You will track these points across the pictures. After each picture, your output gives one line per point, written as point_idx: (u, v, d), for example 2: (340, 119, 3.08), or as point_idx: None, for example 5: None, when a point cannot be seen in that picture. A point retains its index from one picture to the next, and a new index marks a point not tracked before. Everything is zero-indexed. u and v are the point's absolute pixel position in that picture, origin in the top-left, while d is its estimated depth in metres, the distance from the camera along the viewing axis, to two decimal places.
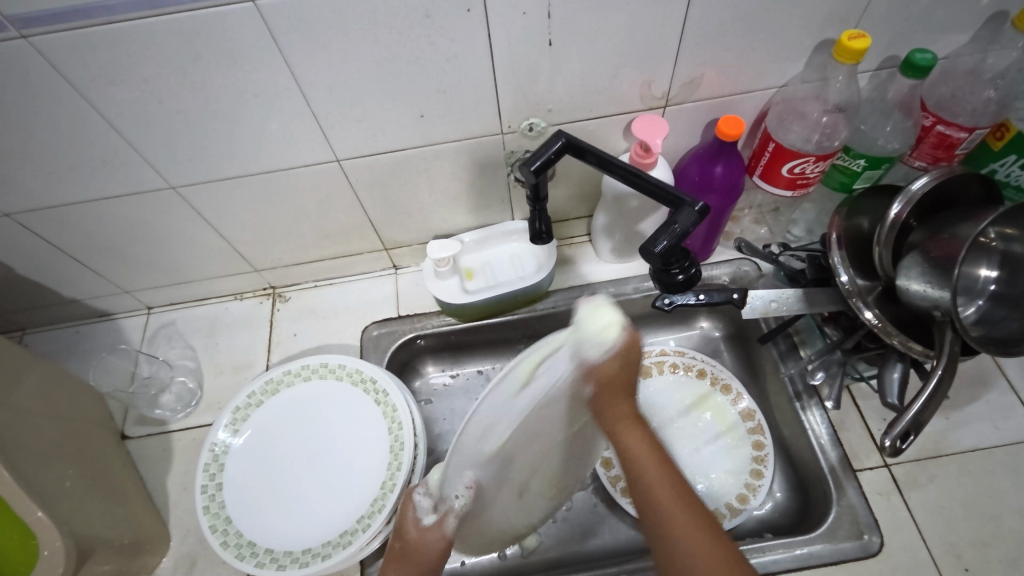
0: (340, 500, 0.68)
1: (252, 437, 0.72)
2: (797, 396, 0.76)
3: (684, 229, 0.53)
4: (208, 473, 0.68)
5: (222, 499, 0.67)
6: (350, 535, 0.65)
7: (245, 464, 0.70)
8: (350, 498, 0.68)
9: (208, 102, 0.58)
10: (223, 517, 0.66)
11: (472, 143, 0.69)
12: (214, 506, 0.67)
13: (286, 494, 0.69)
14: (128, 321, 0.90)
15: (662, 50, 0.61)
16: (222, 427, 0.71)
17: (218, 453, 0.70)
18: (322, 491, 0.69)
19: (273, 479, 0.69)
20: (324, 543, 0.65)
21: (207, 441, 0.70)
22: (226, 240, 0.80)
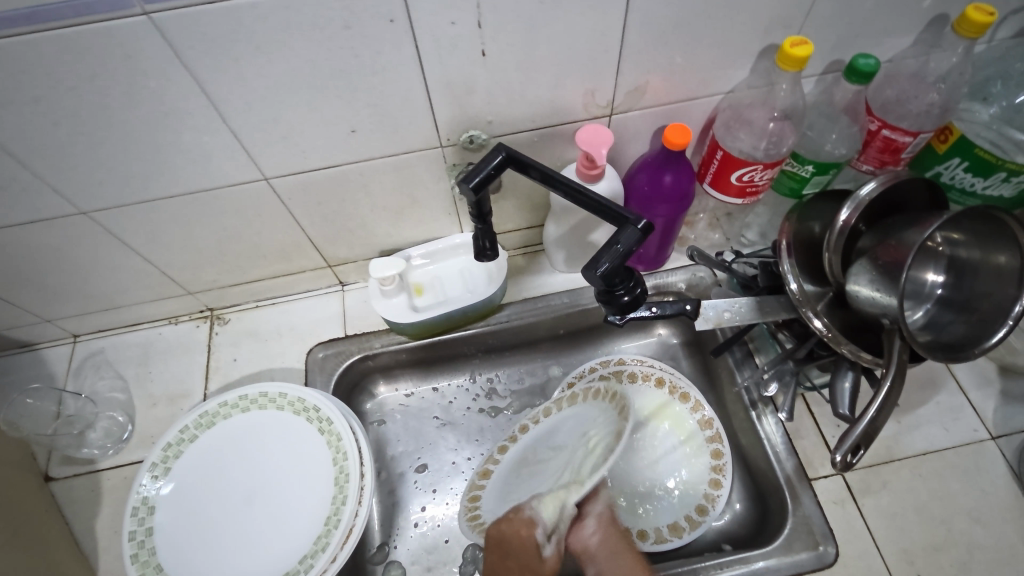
0: (282, 540, 0.64)
1: (183, 477, 0.67)
2: (753, 405, 0.75)
3: (625, 249, 0.50)
4: (137, 517, 0.64)
5: (152, 545, 0.63)
6: None
7: (178, 506, 0.65)
8: (292, 538, 0.64)
9: (111, 122, 0.53)
10: (152, 565, 0.62)
11: (411, 158, 0.66)
12: (142, 554, 0.62)
13: (223, 537, 0.65)
14: (52, 352, 0.84)
15: (603, 58, 0.59)
16: (149, 467, 0.66)
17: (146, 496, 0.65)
18: (263, 531, 0.65)
19: (209, 521, 0.65)
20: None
21: (134, 484, 0.65)
22: (152, 263, 0.74)
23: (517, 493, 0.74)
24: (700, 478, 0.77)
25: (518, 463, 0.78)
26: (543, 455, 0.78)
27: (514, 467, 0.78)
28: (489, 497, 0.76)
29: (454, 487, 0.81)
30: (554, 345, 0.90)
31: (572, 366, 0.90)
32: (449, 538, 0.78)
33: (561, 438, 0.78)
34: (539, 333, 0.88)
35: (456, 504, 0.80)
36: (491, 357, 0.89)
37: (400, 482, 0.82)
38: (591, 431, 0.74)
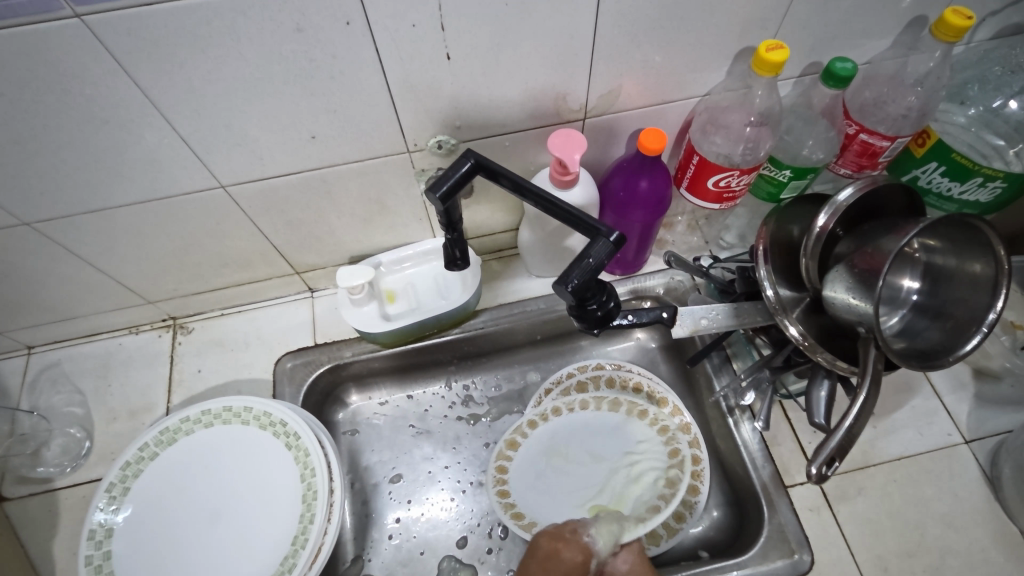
0: (246, 561, 0.62)
1: (143, 498, 0.64)
2: (730, 411, 0.75)
3: (597, 262, 0.49)
4: (93, 541, 0.61)
5: (110, 570, 0.61)
6: None
7: (138, 529, 0.63)
8: (257, 559, 0.62)
9: (49, 130, 0.50)
10: None
11: (377, 163, 0.63)
12: None
13: (184, 559, 0.62)
14: (5, 365, 0.80)
15: (574, 61, 0.56)
16: (106, 489, 0.64)
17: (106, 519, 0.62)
18: (226, 552, 0.63)
19: (170, 543, 0.63)
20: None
21: (91, 507, 0.62)
22: (107, 273, 0.71)
23: (545, 480, 0.78)
24: (662, 478, 0.75)
25: (550, 450, 0.80)
26: (580, 457, 0.79)
27: (543, 450, 0.80)
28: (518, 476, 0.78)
29: (429, 497, 0.80)
30: (531, 350, 0.89)
31: (549, 371, 0.89)
32: (425, 550, 0.76)
33: (600, 446, 0.80)
34: (516, 339, 0.86)
35: (431, 514, 0.78)
36: (467, 363, 0.87)
37: (374, 493, 0.80)
38: (630, 450, 0.79)
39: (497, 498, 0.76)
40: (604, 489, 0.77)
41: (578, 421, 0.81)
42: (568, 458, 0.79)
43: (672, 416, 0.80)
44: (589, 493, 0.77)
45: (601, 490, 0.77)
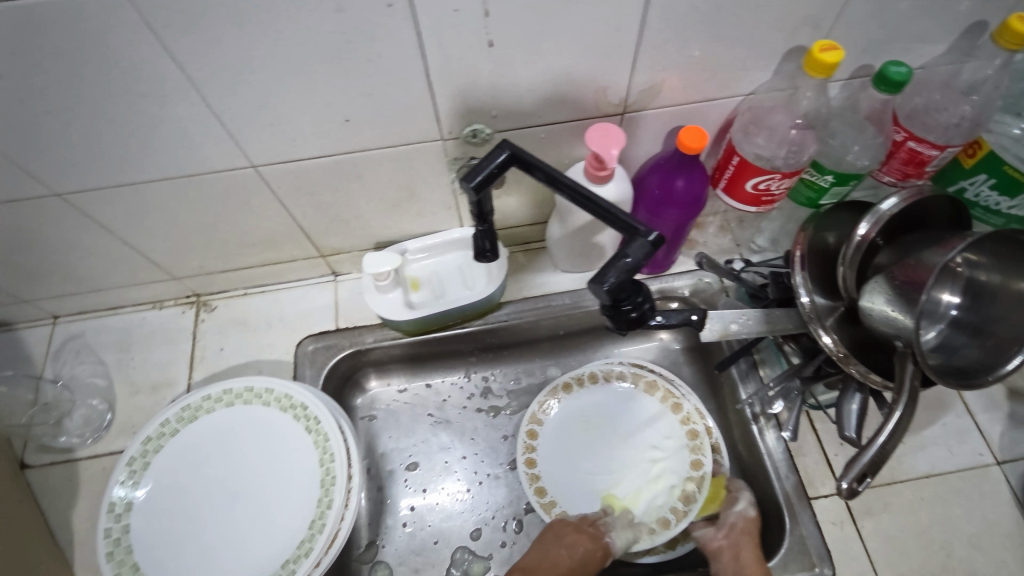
0: (263, 542, 0.63)
1: (162, 473, 0.65)
2: (754, 418, 0.73)
3: (635, 263, 0.47)
4: (114, 514, 0.62)
5: (129, 543, 0.61)
6: None
7: (157, 504, 0.63)
8: (273, 541, 0.62)
9: (84, 102, 0.49)
10: (130, 564, 0.60)
11: (409, 150, 0.62)
12: (119, 552, 0.61)
13: (202, 536, 0.63)
14: (30, 333, 0.81)
15: (618, 53, 0.55)
16: (127, 462, 0.64)
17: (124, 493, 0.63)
18: (244, 532, 0.63)
19: (189, 520, 0.63)
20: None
21: (112, 480, 0.63)
22: (134, 247, 0.71)
23: (571, 455, 0.80)
24: (679, 490, 0.76)
25: (577, 428, 0.81)
26: (608, 436, 0.81)
27: (569, 427, 0.81)
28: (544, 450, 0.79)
29: (444, 486, 0.79)
30: (553, 346, 0.88)
31: (569, 367, 0.88)
32: (438, 540, 0.76)
33: (629, 434, 0.81)
34: (538, 333, 0.85)
35: (444, 503, 0.78)
36: (487, 355, 0.87)
37: (389, 480, 0.80)
38: (656, 445, 0.80)
39: (526, 469, 0.77)
40: (623, 476, 0.79)
41: (608, 406, 0.83)
42: (598, 433, 0.81)
43: (698, 424, 0.80)
44: (607, 478, 0.78)
45: (620, 477, 0.78)
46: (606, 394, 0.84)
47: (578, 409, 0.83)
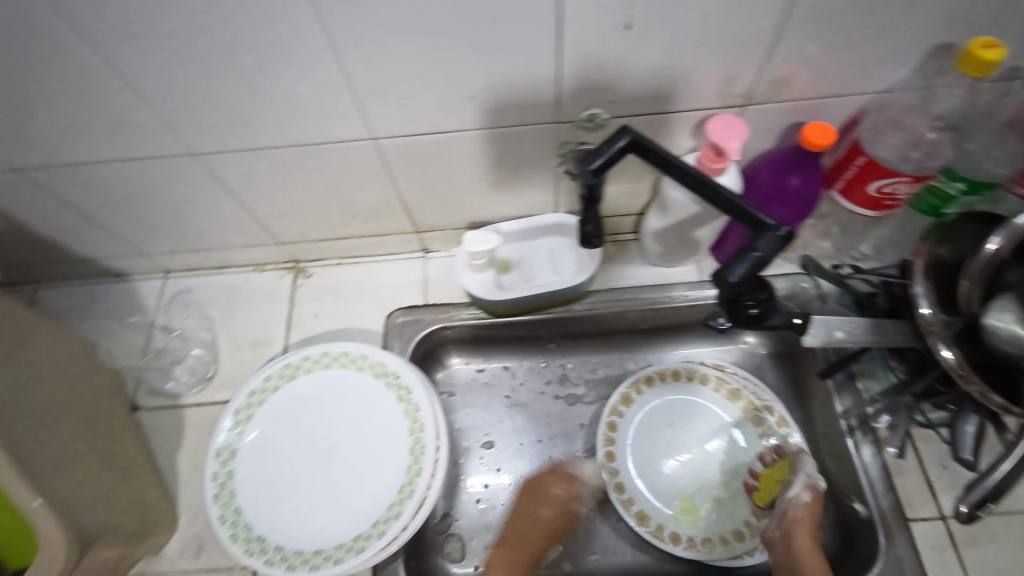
0: (353, 501, 0.65)
1: (264, 425, 0.68)
2: (850, 431, 0.70)
3: (763, 257, 0.46)
4: (220, 459, 0.66)
5: (232, 488, 0.65)
6: (364, 540, 0.62)
7: (258, 454, 0.67)
8: (364, 500, 0.65)
9: (234, 67, 0.52)
10: (233, 508, 0.64)
11: (523, 131, 0.62)
12: (224, 495, 0.64)
13: (297, 488, 0.66)
14: (144, 285, 0.86)
15: (753, 42, 0.53)
16: (234, 411, 0.68)
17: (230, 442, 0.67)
18: (336, 489, 0.66)
19: (286, 472, 0.66)
20: (335, 546, 0.62)
21: (218, 428, 0.67)
22: (248, 210, 0.74)
23: (646, 453, 0.79)
24: (753, 503, 0.76)
25: (654, 427, 0.81)
26: (683, 438, 0.80)
27: (645, 424, 0.81)
28: (623, 447, 0.79)
29: (520, 467, 0.81)
30: (633, 339, 0.87)
31: (647, 362, 0.87)
32: None
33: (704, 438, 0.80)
34: (620, 325, 0.85)
35: (519, 484, 0.80)
36: (567, 343, 0.87)
37: (465, 456, 0.81)
38: (733, 452, 0.79)
39: (605, 463, 0.78)
40: (698, 480, 0.77)
41: (684, 408, 0.82)
42: (676, 433, 0.81)
43: (779, 444, 0.78)
44: (683, 482, 0.77)
45: (696, 482, 0.77)
46: (683, 394, 0.83)
47: (655, 408, 0.82)
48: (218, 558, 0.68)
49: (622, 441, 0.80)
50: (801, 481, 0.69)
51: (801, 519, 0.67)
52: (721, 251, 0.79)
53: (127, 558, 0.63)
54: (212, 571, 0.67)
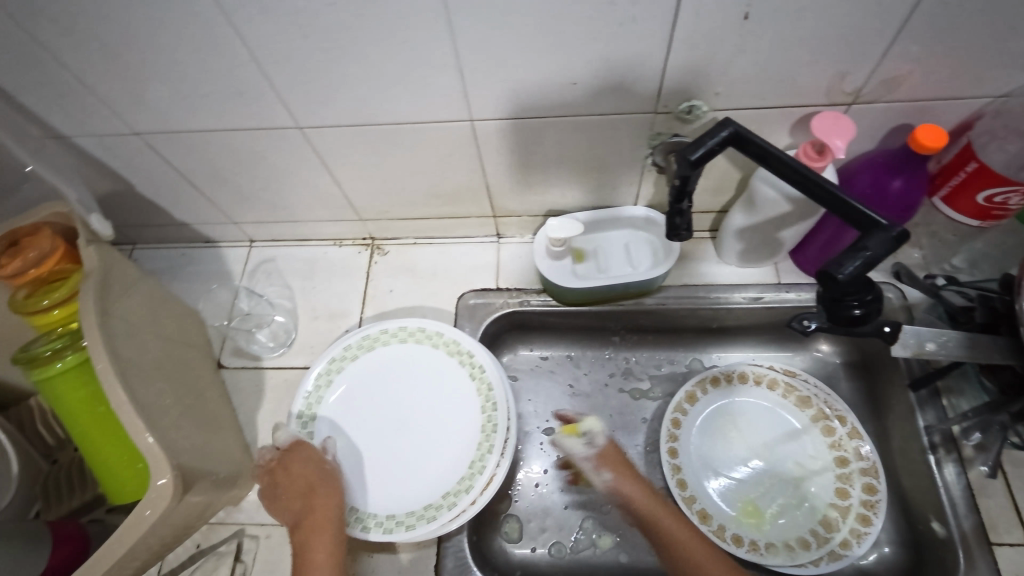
0: (425, 471, 0.67)
1: (343, 391, 0.71)
2: (932, 448, 0.68)
3: (875, 257, 0.45)
4: (302, 421, 0.69)
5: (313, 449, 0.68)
6: (435, 509, 0.64)
7: (337, 419, 0.70)
8: (436, 471, 0.67)
9: (351, 44, 0.53)
10: None
11: (619, 120, 0.63)
12: None
13: (372, 455, 0.68)
14: (230, 252, 0.91)
15: (873, 39, 0.52)
16: (315, 375, 0.72)
17: (312, 403, 0.70)
18: (408, 459, 0.68)
19: (362, 439, 0.69)
20: (408, 512, 0.64)
21: (302, 389, 0.71)
22: (338, 185, 0.77)
23: (710, 453, 0.78)
24: (821, 513, 0.73)
25: (718, 427, 0.80)
26: (749, 441, 0.79)
27: (710, 424, 0.80)
28: (687, 445, 0.78)
29: None
30: (700, 338, 0.86)
31: (713, 361, 0.86)
32: (569, 505, 0.77)
33: (771, 443, 0.78)
34: (688, 323, 0.83)
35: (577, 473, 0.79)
36: (633, 337, 0.86)
37: (526, 440, 0.82)
38: (800, 459, 0.77)
39: (669, 459, 0.77)
40: (762, 485, 0.76)
41: (750, 410, 0.81)
42: (743, 436, 0.79)
43: (849, 455, 0.76)
44: (746, 486, 0.76)
45: (760, 486, 0.76)
46: (751, 397, 0.81)
47: (720, 408, 0.81)
48: None
49: (686, 439, 0.79)
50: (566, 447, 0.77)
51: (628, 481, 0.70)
52: (803, 255, 0.78)
53: (212, 506, 0.67)
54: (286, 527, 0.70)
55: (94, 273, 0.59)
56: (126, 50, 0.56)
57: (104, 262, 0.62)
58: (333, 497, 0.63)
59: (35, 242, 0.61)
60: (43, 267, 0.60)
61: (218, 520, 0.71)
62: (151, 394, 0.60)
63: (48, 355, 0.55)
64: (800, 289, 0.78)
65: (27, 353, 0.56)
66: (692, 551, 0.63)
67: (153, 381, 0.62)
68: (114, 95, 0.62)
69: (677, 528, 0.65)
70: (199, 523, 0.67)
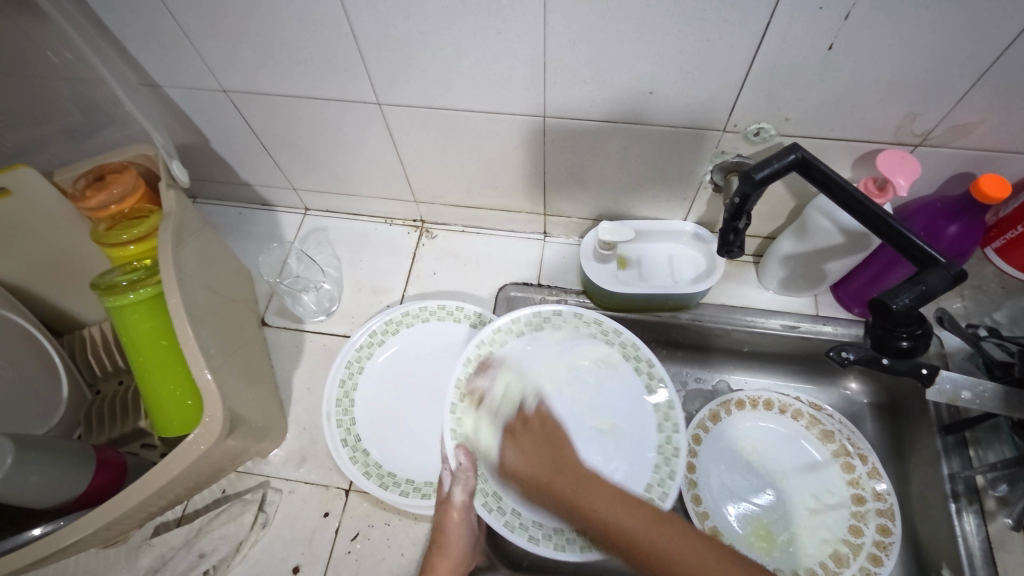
0: None
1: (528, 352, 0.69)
2: (953, 496, 0.68)
3: (931, 292, 0.46)
4: (460, 391, 0.65)
5: (353, 417, 0.72)
6: (567, 538, 0.60)
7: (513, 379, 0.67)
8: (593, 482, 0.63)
9: (448, 28, 0.56)
10: (353, 434, 0.71)
11: (685, 133, 0.65)
12: (346, 422, 0.71)
13: None
14: (286, 217, 0.95)
15: (951, 84, 0.53)
16: (387, 317, 0.77)
17: (395, 322, 0.77)
18: None
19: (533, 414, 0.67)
20: (539, 526, 0.61)
21: (405, 306, 0.78)
22: (403, 165, 0.80)
23: (725, 472, 0.79)
24: (831, 547, 0.73)
25: (737, 449, 0.80)
26: (766, 467, 0.79)
27: (729, 444, 0.81)
28: (704, 459, 0.79)
29: None
30: (731, 359, 0.87)
31: (740, 384, 0.87)
32: None
33: (791, 472, 0.79)
34: (719, 343, 0.85)
35: None
36: (662, 350, 0.88)
37: None
38: (818, 493, 0.77)
39: (686, 472, 0.77)
40: (774, 512, 0.76)
41: (772, 438, 0.81)
42: (760, 461, 0.80)
43: (867, 494, 0.75)
44: (757, 509, 0.77)
45: (773, 514, 0.76)
46: (775, 424, 0.82)
47: (742, 432, 0.81)
48: (318, 474, 0.73)
49: (704, 454, 0.79)
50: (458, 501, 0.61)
51: (537, 474, 0.59)
52: (844, 289, 0.79)
53: (240, 455, 0.69)
54: (310, 485, 0.72)
55: (173, 215, 0.63)
56: (231, 10, 0.59)
57: (182, 206, 0.66)
58: (458, 517, 0.61)
59: (119, 179, 0.67)
60: (125, 204, 0.67)
61: (245, 469, 0.74)
62: (209, 338, 0.64)
63: (123, 286, 0.61)
64: (837, 323, 0.78)
65: (104, 282, 0.62)
66: (632, 523, 0.52)
67: (211, 327, 0.66)
68: (211, 52, 0.65)
69: (606, 496, 0.55)
70: (229, 468, 0.70)
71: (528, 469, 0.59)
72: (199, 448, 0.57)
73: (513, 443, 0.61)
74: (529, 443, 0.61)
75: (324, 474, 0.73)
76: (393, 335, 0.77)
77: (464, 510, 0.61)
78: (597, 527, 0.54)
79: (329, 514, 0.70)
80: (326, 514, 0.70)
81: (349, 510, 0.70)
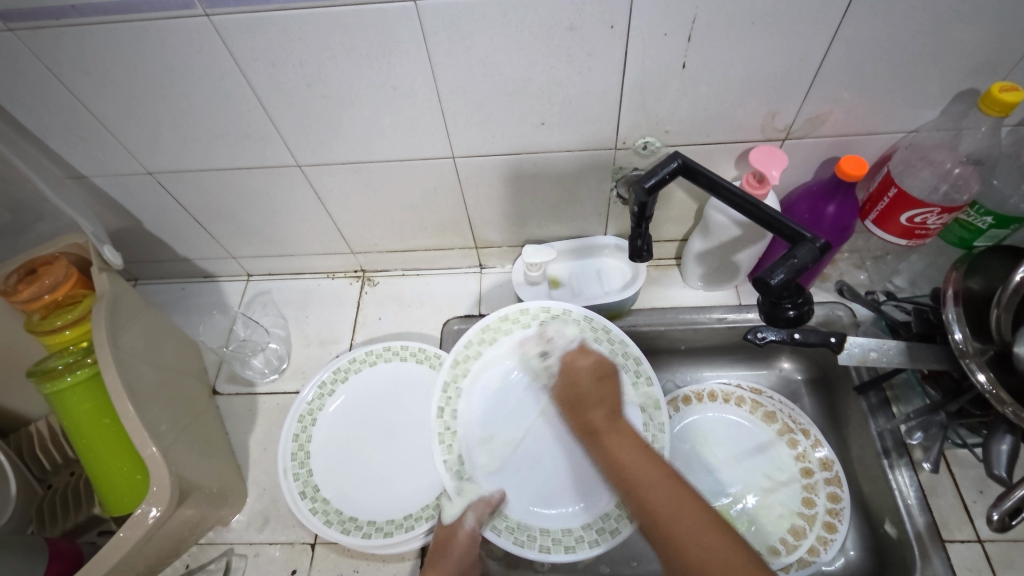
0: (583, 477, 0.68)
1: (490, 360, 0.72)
2: (885, 453, 0.72)
3: (803, 264, 0.52)
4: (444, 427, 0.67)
5: (310, 469, 0.73)
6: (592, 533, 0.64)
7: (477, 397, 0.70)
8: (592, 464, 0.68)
9: (349, 89, 0.61)
10: (312, 485, 0.71)
11: (584, 155, 0.71)
12: (304, 475, 0.72)
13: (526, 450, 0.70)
14: (229, 285, 0.97)
15: (795, 84, 0.61)
16: (333, 368, 0.79)
17: (342, 370, 0.79)
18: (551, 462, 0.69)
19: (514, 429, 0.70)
20: (564, 531, 0.64)
21: (349, 352, 0.80)
22: (334, 220, 0.84)
23: (683, 466, 0.81)
24: (790, 522, 0.76)
25: (690, 442, 0.83)
26: (720, 455, 0.82)
27: (682, 439, 0.83)
28: None
29: None
30: (672, 359, 0.91)
31: (686, 380, 0.91)
32: None
33: (744, 457, 0.82)
34: (659, 344, 0.89)
35: None
36: None
37: None
38: (772, 473, 0.80)
39: None
40: (735, 497, 0.79)
41: (722, 426, 0.84)
42: (712, 451, 0.82)
43: (814, 466, 0.79)
44: (718, 496, 0.79)
45: (735, 500, 0.78)
46: (721, 413, 0.85)
47: (692, 425, 0.85)
48: (282, 532, 0.73)
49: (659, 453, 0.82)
50: (473, 508, 0.63)
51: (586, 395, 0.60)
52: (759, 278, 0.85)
53: (203, 522, 0.69)
54: (276, 545, 0.72)
55: (106, 296, 0.65)
56: (145, 98, 0.63)
57: (116, 288, 0.68)
58: (466, 544, 0.62)
59: (50, 269, 0.69)
60: (58, 292, 0.69)
61: (208, 540, 0.73)
62: (156, 408, 0.66)
63: (59, 369, 0.63)
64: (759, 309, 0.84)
65: (40, 368, 0.63)
66: (650, 483, 0.52)
67: (160, 400, 0.67)
68: (131, 138, 0.69)
69: (633, 451, 0.55)
70: (189, 540, 0.69)
71: (577, 383, 0.61)
72: (147, 520, 0.57)
73: (580, 353, 0.64)
74: (582, 372, 0.62)
75: (288, 532, 0.73)
76: (342, 383, 0.79)
77: (473, 537, 0.62)
78: (617, 467, 0.54)
79: (296, 571, 0.70)
80: (294, 571, 0.70)
81: (316, 564, 0.70)
